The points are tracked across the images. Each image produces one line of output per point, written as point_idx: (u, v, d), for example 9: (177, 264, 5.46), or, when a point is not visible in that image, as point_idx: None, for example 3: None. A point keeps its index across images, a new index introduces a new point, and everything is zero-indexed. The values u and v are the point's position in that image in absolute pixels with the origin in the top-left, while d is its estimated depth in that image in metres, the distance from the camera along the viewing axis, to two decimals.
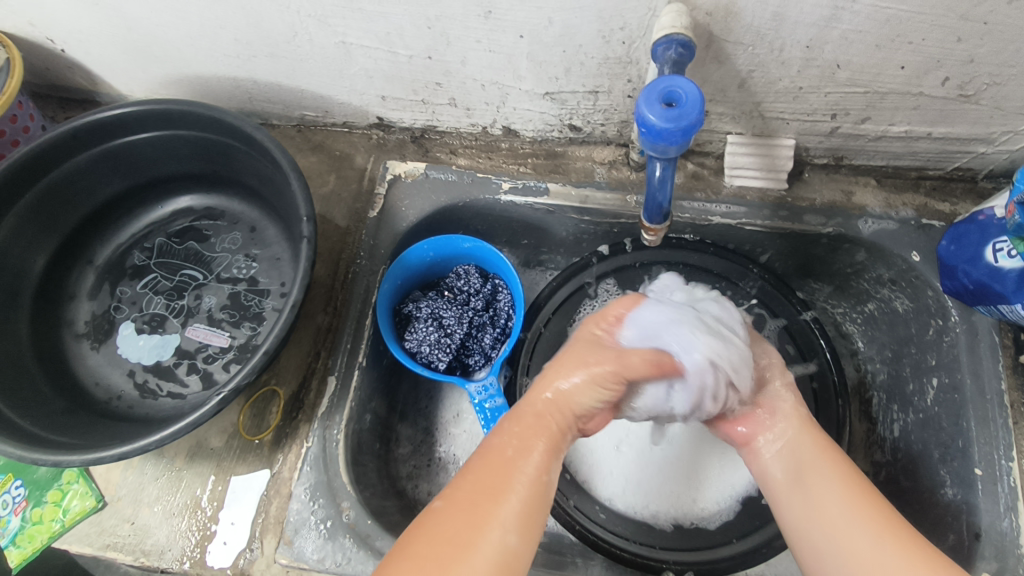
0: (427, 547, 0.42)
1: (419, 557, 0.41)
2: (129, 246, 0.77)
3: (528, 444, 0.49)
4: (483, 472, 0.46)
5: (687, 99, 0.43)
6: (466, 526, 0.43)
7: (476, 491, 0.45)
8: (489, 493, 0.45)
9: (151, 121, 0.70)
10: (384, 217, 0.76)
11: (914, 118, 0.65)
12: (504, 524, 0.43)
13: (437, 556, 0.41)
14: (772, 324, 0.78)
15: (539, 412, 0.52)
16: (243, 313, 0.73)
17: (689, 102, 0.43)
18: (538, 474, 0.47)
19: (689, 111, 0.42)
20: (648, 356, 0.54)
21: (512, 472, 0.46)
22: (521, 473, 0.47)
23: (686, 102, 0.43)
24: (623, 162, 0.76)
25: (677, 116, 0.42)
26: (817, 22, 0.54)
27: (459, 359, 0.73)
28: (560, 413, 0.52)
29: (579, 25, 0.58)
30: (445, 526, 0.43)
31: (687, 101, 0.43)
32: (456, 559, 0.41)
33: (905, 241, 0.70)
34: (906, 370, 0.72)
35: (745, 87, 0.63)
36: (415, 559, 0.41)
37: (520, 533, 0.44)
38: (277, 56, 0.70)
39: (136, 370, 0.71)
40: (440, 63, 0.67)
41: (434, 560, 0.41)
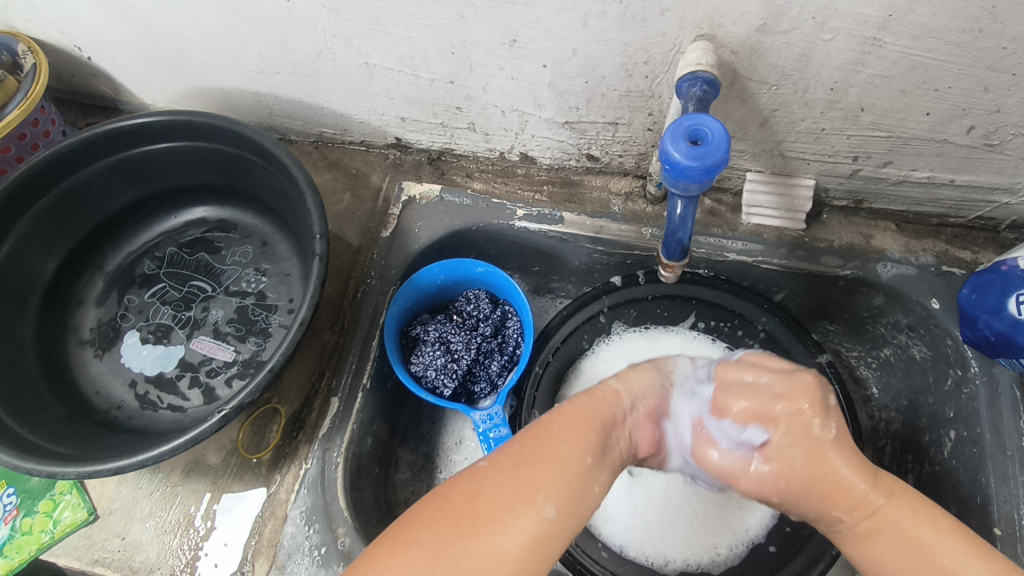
0: (466, 506, 0.41)
1: (451, 513, 0.41)
2: (140, 255, 0.77)
3: (577, 421, 0.47)
4: (531, 442, 0.45)
5: (709, 138, 0.42)
6: (507, 490, 0.41)
7: (521, 458, 0.44)
8: (533, 460, 0.44)
9: (170, 132, 0.70)
10: (397, 237, 0.75)
11: (937, 165, 0.65)
12: (542, 494, 0.42)
13: (475, 515, 0.40)
14: None
15: (593, 401, 0.50)
16: (249, 327, 0.72)
17: (710, 140, 0.42)
18: (581, 453, 0.45)
19: (710, 150, 0.41)
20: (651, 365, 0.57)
21: (556, 444, 0.45)
22: (567, 448, 0.45)
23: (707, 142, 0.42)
24: (640, 195, 0.76)
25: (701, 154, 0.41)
26: (843, 65, 0.54)
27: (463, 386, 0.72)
28: (608, 404, 0.50)
29: (603, 57, 0.58)
30: (486, 488, 0.42)
31: (708, 140, 0.42)
32: (491, 523, 0.40)
33: (924, 288, 0.69)
34: (923, 421, 0.71)
35: (767, 126, 0.63)
36: (446, 513, 0.41)
37: (558, 506, 0.42)
38: (300, 74, 0.71)
39: (137, 381, 0.70)
40: (461, 88, 0.67)
41: (468, 519, 0.40)
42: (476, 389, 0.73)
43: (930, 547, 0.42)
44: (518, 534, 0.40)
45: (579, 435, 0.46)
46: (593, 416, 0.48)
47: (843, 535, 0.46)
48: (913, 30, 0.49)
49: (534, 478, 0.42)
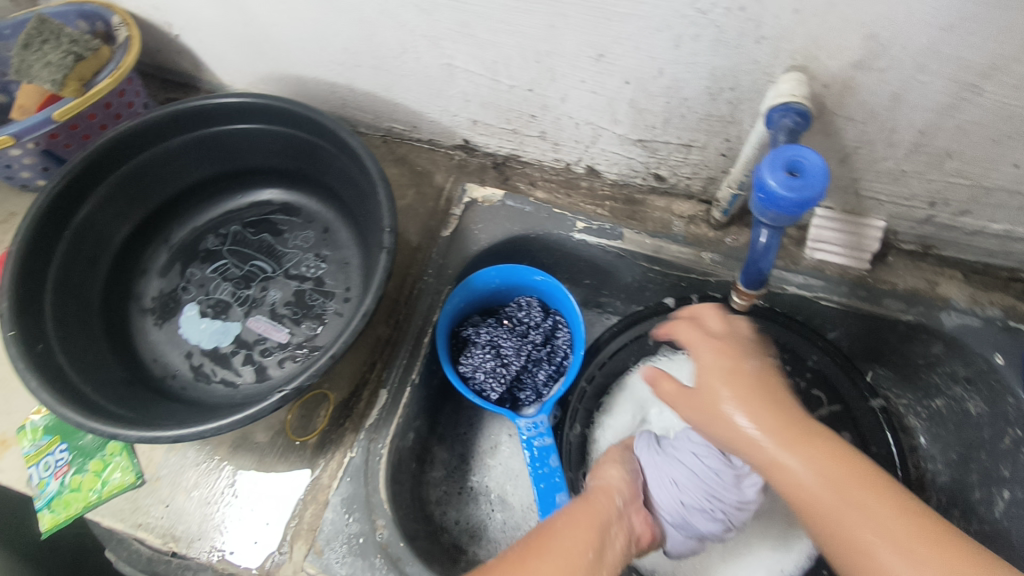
0: None
1: None
2: (205, 230, 0.79)
3: (573, 523, 0.53)
4: (540, 539, 0.50)
5: (804, 169, 0.42)
6: None
7: (530, 553, 0.49)
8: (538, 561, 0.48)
9: (250, 114, 0.71)
10: (457, 237, 0.76)
11: (1016, 218, 0.64)
12: None
13: None
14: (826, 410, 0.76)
15: (585, 499, 0.57)
16: (306, 311, 0.73)
17: (805, 171, 0.42)
18: (583, 549, 0.51)
19: (806, 181, 0.41)
20: (616, 457, 0.66)
21: (560, 540, 0.51)
22: (571, 544, 0.51)
23: (801, 172, 0.42)
24: (703, 219, 0.75)
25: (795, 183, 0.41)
26: (935, 108, 0.53)
27: (508, 393, 0.72)
28: (604, 504, 0.57)
29: (689, 79, 0.58)
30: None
31: (802, 170, 0.42)
32: None
33: (989, 341, 0.67)
34: (973, 476, 0.69)
35: (846, 163, 0.62)
36: None
37: None
38: (380, 69, 0.72)
39: (193, 353, 0.71)
40: (539, 97, 0.68)
41: None
42: (521, 396, 0.73)
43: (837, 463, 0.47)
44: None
45: (581, 534, 0.52)
46: (585, 513, 0.55)
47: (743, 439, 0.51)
48: (1016, 80, 0.49)
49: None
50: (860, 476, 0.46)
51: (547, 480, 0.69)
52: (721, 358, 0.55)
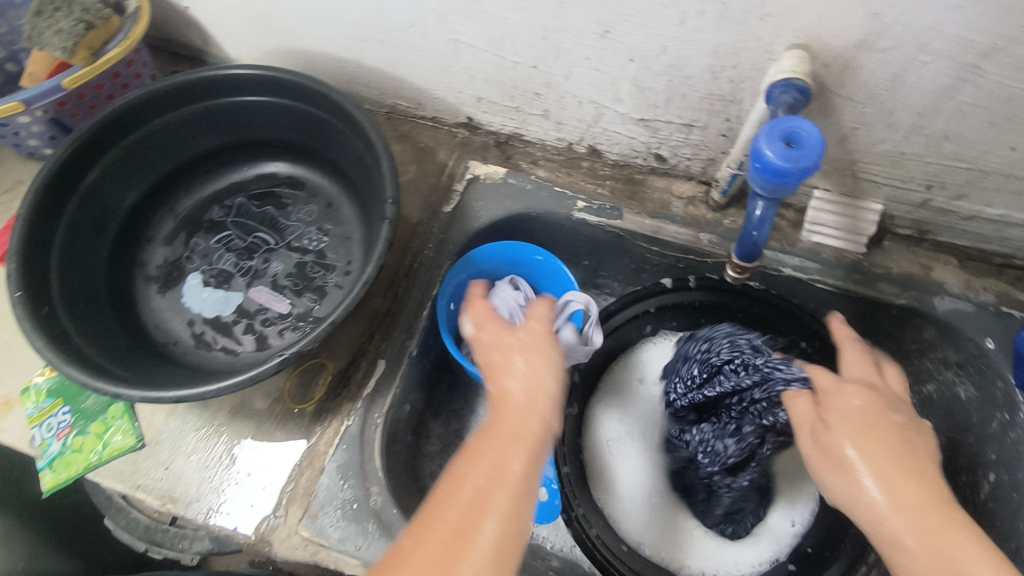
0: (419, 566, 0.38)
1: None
2: (210, 201, 0.79)
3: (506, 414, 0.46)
4: (465, 460, 0.44)
5: (800, 123, 0.42)
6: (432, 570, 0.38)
7: (447, 488, 0.42)
8: (472, 477, 0.42)
9: (258, 86, 0.72)
10: (458, 213, 0.77)
11: (1013, 203, 0.62)
12: (484, 523, 0.40)
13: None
14: None
15: (511, 421, 0.46)
16: (307, 283, 0.74)
17: (795, 120, 0.43)
18: (517, 462, 0.43)
19: (817, 160, 0.42)
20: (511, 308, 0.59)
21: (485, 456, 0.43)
22: (504, 455, 0.44)
23: (785, 121, 0.43)
24: (702, 200, 0.76)
25: (772, 152, 0.42)
26: (936, 90, 0.53)
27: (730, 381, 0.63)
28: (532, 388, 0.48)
29: (692, 57, 0.59)
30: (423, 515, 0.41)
31: (794, 122, 0.42)
32: None
33: (980, 326, 0.69)
34: (961, 460, 0.72)
35: (844, 144, 0.62)
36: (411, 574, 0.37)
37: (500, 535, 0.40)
38: (387, 43, 0.73)
39: (195, 321, 0.72)
40: (544, 74, 0.68)
41: None
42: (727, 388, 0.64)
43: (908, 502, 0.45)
44: (486, 548, 0.39)
45: (507, 451, 0.44)
46: (497, 447, 0.44)
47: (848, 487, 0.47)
48: (1018, 62, 0.49)
49: (476, 555, 0.39)
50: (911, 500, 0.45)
51: None
52: (841, 389, 0.52)
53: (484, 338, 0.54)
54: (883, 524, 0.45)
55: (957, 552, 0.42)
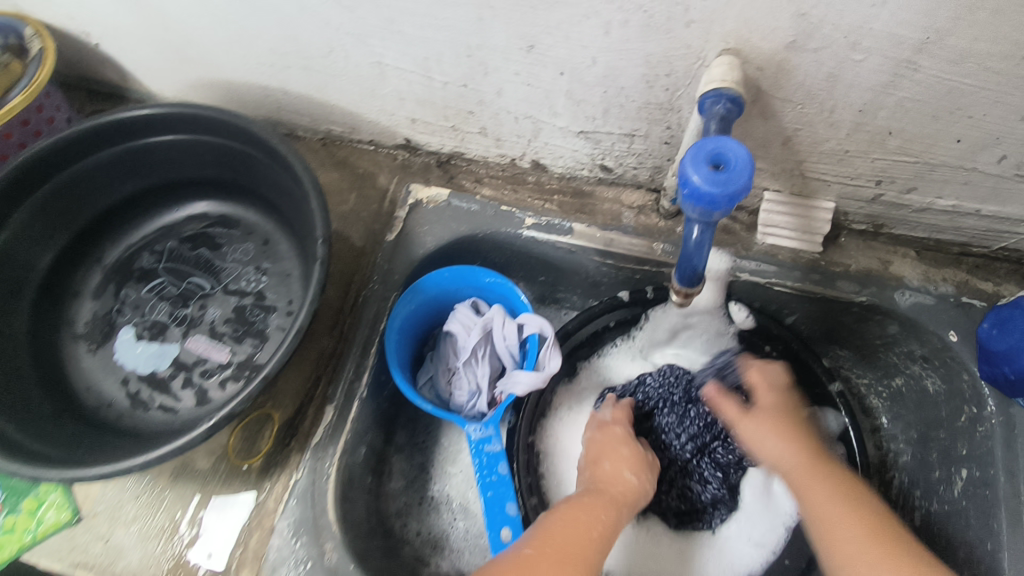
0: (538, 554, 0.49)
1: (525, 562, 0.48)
2: (138, 248, 0.75)
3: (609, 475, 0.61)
4: (582, 504, 0.55)
5: (726, 144, 0.40)
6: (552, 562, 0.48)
7: (568, 518, 0.54)
8: (584, 514, 0.54)
9: (176, 125, 0.68)
10: (402, 241, 0.74)
11: (963, 193, 0.60)
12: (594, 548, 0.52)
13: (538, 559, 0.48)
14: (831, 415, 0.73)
15: (614, 495, 0.58)
16: (247, 328, 0.70)
17: (720, 140, 0.41)
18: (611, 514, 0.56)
19: (745, 183, 0.40)
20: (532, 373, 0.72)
21: (589, 507, 0.55)
22: (608, 510, 0.56)
23: (710, 142, 0.40)
24: (652, 209, 0.74)
25: (699, 177, 0.39)
26: (874, 87, 0.51)
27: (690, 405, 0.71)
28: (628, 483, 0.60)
29: (623, 67, 0.56)
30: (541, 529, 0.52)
31: (719, 143, 0.40)
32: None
33: (942, 319, 0.67)
34: (934, 455, 0.71)
35: (788, 145, 0.60)
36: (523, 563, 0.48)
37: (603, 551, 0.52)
38: (310, 70, 0.69)
39: (130, 379, 0.68)
40: (475, 92, 0.65)
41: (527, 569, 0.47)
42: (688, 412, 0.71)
43: (827, 476, 0.59)
44: (597, 554, 0.52)
45: (610, 506, 0.57)
46: (605, 510, 0.56)
47: (782, 455, 0.62)
48: (952, 54, 0.46)
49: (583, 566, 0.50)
50: (840, 479, 0.59)
51: (494, 489, 0.66)
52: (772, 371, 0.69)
53: (603, 432, 0.67)
54: (808, 489, 0.59)
55: (868, 513, 0.55)
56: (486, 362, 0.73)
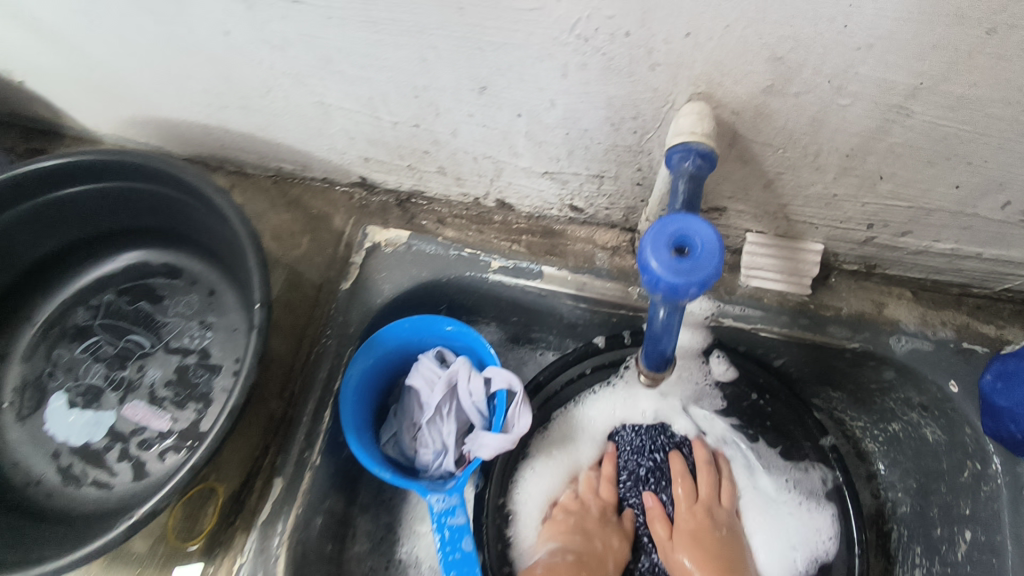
0: None
1: None
2: (73, 304, 0.69)
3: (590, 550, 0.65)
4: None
5: (691, 226, 0.36)
6: None
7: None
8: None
9: (103, 175, 0.62)
10: (358, 289, 0.68)
11: (963, 237, 0.55)
12: None
13: None
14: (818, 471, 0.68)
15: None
16: (189, 391, 0.65)
17: (684, 222, 0.36)
18: None
19: (714, 270, 0.35)
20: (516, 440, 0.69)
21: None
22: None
23: (672, 225, 0.36)
24: (627, 250, 0.68)
25: (658, 266, 0.35)
26: (863, 132, 0.46)
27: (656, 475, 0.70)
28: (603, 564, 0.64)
29: (585, 110, 0.50)
30: None
31: (683, 225, 0.36)
32: None
33: (942, 367, 0.62)
34: (934, 511, 0.66)
35: (770, 189, 0.54)
36: None
37: None
38: (250, 109, 0.63)
39: (61, 452, 0.63)
40: (428, 132, 0.59)
41: None
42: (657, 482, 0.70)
43: None
44: None
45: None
46: None
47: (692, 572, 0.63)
48: (949, 100, 0.41)
49: None
50: None
51: (459, 567, 0.60)
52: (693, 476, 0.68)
53: (599, 504, 0.68)
54: None
55: None
56: (451, 420, 0.67)
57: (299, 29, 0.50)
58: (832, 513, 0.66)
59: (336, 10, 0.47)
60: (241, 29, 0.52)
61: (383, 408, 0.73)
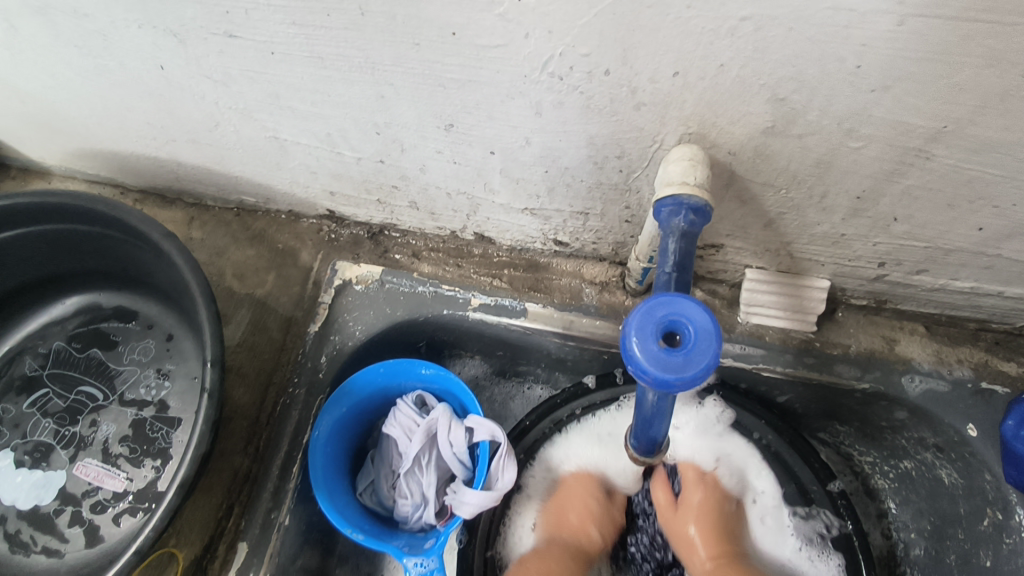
0: None
1: None
2: (21, 353, 0.64)
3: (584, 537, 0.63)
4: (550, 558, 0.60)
5: (681, 311, 0.32)
6: None
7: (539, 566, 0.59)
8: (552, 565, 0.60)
9: (43, 216, 0.57)
10: (326, 332, 0.63)
11: (984, 276, 0.51)
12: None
13: None
14: (822, 518, 0.61)
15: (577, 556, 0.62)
16: (146, 448, 0.60)
17: (674, 307, 0.32)
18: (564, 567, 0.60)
19: (711, 360, 0.31)
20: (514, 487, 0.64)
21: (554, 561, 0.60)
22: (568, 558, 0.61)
23: (660, 311, 0.32)
24: (617, 285, 0.63)
25: (647, 361, 0.31)
26: (876, 174, 0.41)
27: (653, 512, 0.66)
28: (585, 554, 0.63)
29: (564, 148, 0.45)
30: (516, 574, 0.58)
31: (671, 310, 0.32)
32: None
33: (960, 409, 0.57)
34: (951, 558, 0.61)
35: (772, 228, 0.49)
36: None
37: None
38: (200, 143, 0.58)
39: (8, 516, 0.58)
40: (394, 168, 0.54)
41: None
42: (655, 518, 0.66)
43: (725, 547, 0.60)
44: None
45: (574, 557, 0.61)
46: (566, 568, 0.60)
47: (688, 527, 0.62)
48: (974, 144, 0.36)
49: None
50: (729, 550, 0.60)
51: None
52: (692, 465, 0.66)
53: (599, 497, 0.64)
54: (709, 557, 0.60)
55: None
56: (432, 471, 0.63)
57: (240, 65, 0.45)
58: (838, 564, 0.59)
59: (277, 45, 0.41)
60: (177, 64, 0.46)
61: (361, 450, 0.68)
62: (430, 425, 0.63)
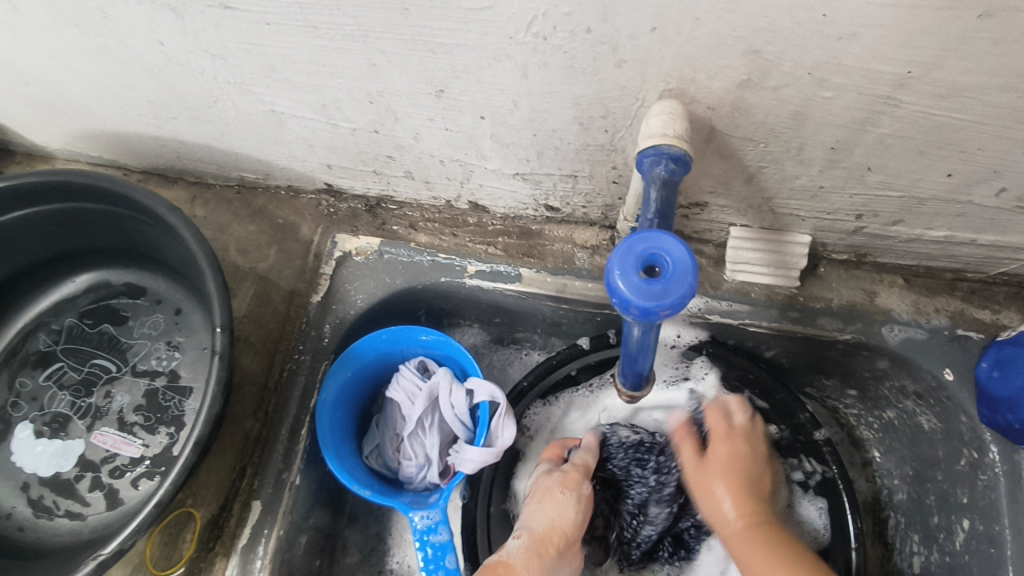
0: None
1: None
2: (34, 329, 0.67)
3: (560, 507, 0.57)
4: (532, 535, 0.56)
5: (660, 245, 0.34)
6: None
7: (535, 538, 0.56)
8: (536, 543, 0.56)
9: (51, 194, 0.59)
10: (329, 301, 0.65)
11: (957, 224, 0.53)
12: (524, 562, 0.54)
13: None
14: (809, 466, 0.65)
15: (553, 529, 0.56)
16: (159, 416, 0.62)
17: (653, 242, 0.35)
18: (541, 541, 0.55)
19: (687, 289, 0.34)
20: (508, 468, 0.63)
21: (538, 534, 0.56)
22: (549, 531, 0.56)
23: (639, 246, 0.35)
24: (608, 248, 0.65)
25: (631, 293, 0.34)
26: (849, 124, 0.43)
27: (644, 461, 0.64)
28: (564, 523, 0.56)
29: (551, 110, 0.47)
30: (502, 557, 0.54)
31: (651, 245, 0.35)
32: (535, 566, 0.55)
33: (937, 355, 0.59)
34: (931, 499, 0.64)
35: (753, 182, 0.51)
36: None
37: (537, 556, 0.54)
38: (200, 119, 0.59)
39: (30, 483, 0.61)
40: (389, 137, 0.56)
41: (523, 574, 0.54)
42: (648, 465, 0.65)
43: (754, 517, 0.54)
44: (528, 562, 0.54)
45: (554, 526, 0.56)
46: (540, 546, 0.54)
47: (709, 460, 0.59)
48: (941, 89, 0.38)
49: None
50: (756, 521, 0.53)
51: None
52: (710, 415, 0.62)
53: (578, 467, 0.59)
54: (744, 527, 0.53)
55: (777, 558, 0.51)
56: (434, 432, 0.65)
57: (237, 37, 0.46)
58: (822, 507, 0.64)
59: (273, 15, 0.43)
60: (175, 38, 0.48)
61: (366, 415, 0.71)
62: (431, 389, 0.66)
